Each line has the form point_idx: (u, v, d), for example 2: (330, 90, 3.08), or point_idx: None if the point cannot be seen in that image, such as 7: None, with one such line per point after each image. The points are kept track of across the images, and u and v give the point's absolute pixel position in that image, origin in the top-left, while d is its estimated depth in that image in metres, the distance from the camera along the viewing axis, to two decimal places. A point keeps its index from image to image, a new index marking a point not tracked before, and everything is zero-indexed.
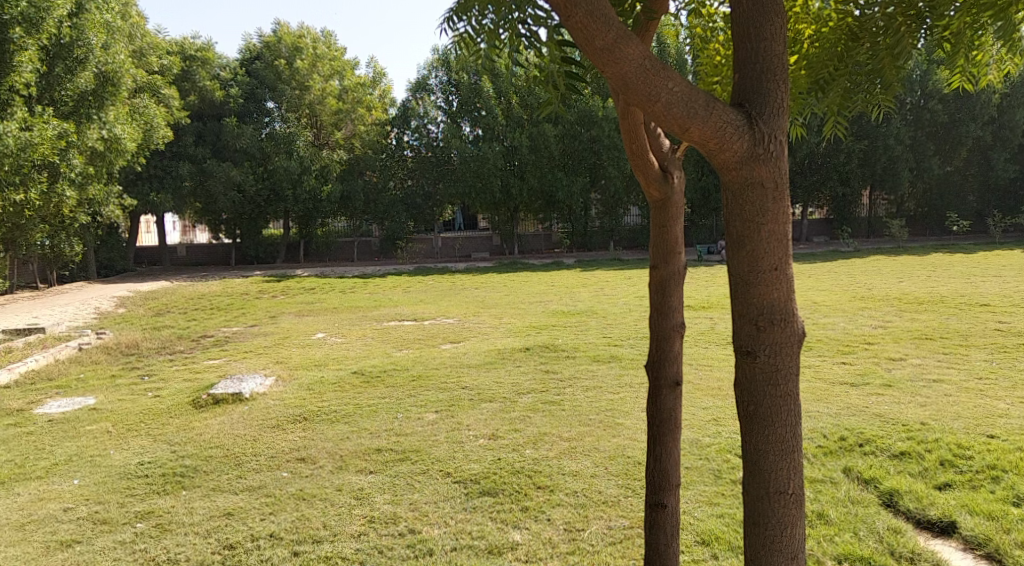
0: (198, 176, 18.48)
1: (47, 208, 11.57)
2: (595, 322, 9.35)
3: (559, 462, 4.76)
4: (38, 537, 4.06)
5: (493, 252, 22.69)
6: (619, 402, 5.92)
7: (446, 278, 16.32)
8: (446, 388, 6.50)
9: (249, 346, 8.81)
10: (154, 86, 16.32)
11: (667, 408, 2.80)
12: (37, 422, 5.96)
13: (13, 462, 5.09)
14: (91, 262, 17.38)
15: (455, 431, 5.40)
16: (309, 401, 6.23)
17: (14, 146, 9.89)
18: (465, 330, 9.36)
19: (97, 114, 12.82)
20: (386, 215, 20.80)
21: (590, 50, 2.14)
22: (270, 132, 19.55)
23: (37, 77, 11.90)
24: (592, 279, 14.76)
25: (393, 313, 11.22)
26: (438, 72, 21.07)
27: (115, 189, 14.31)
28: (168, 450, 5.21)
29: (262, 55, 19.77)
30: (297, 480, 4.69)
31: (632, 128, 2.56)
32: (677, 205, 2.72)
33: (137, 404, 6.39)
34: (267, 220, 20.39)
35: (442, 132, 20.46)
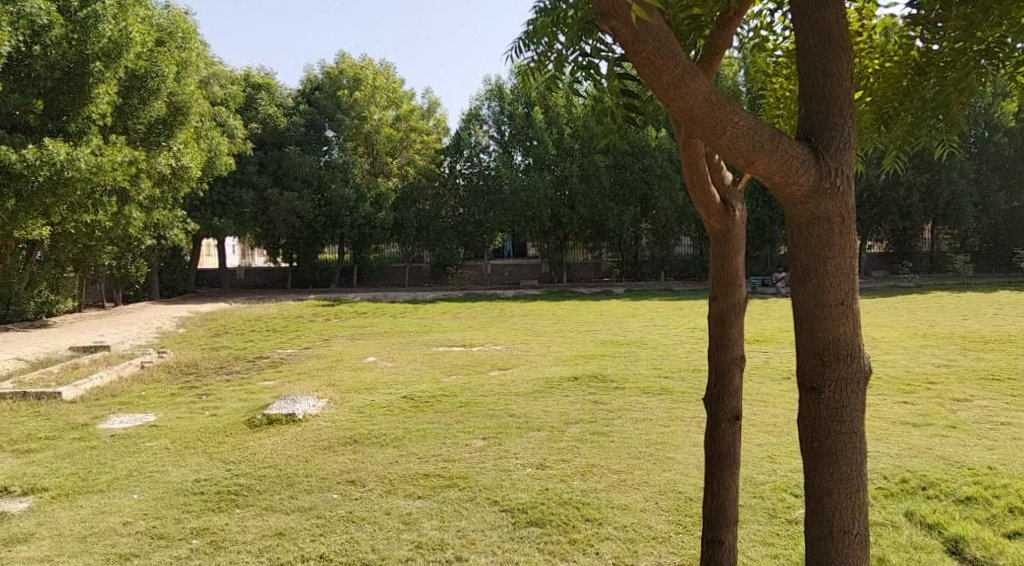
0: (259, 203, 19.11)
1: (116, 229, 12.44)
2: (645, 353, 9.29)
3: (607, 496, 4.70)
4: (98, 550, 4.15)
5: (542, 280, 22.70)
6: (669, 435, 5.84)
7: (495, 305, 16.45)
8: (494, 415, 6.51)
9: (304, 368, 8.97)
10: (219, 116, 17.05)
11: (727, 443, 2.76)
12: (100, 436, 6.15)
13: (78, 474, 5.25)
14: (154, 283, 17.94)
15: (502, 459, 5.39)
16: (359, 424, 6.30)
17: (86, 172, 10.65)
18: (513, 357, 9.37)
19: (167, 143, 13.45)
20: (437, 242, 21.17)
21: (656, 84, 2.16)
22: (329, 161, 20.16)
23: (113, 107, 12.50)
24: (643, 309, 14.68)
25: (442, 338, 11.29)
26: (490, 102, 21.37)
27: (180, 213, 14.86)
28: (223, 469, 5.31)
29: (324, 86, 20.51)
30: (347, 502, 4.73)
31: (693, 159, 2.55)
32: (738, 237, 2.71)
33: (194, 422, 6.55)
34: (323, 244, 20.96)
35: (493, 160, 20.71)
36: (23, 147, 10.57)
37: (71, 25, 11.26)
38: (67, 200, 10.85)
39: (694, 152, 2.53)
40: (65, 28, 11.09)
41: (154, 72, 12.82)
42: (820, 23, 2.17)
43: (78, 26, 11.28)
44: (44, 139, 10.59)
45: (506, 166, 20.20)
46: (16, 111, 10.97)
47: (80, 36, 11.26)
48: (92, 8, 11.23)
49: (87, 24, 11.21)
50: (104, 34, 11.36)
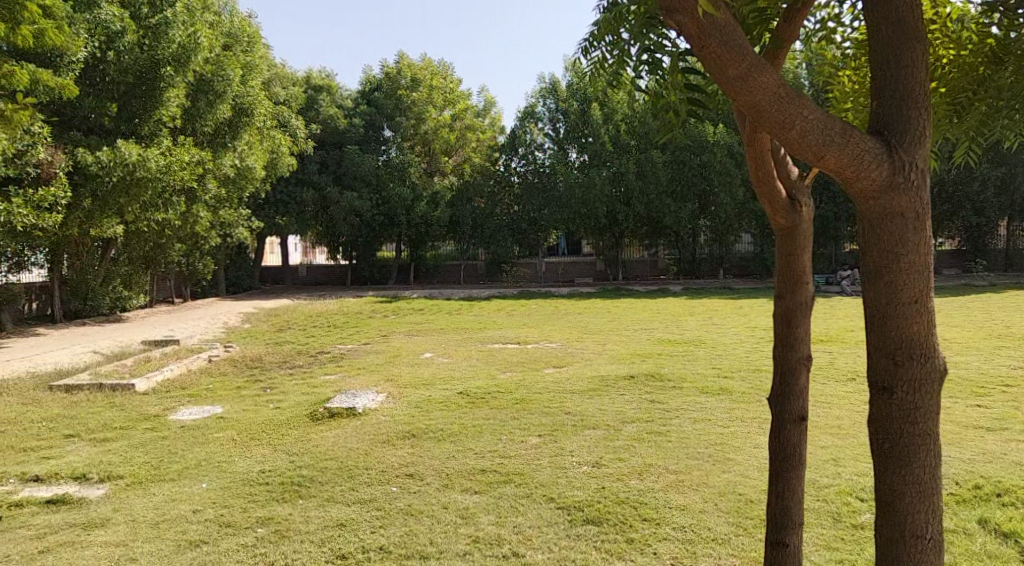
0: (320, 202, 19.50)
1: (185, 226, 12.98)
2: (703, 352, 9.17)
3: (665, 496, 4.67)
4: (169, 536, 4.30)
5: (597, 277, 22.59)
6: (729, 436, 5.76)
7: (551, 303, 16.46)
8: (550, 413, 6.51)
9: (363, 363, 9.12)
10: (282, 117, 17.50)
11: (792, 443, 2.72)
12: (171, 427, 6.37)
13: (150, 463, 5.45)
14: (220, 279, 18.50)
15: (558, 456, 5.40)
16: (417, 419, 6.38)
17: (156, 172, 11.12)
18: (568, 355, 9.36)
19: (233, 144, 13.87)
20: (492, 240, 21.27)
21: (723, 78, 2.14)
22: (387, 160, 20.47)
23: (182, 109, 12.95)
24: (702, 307, 14.49)
25: (497, 335, 11.34)
26: (547, 100, 21.35)
27: (245, 212, 15.31)
28: (286, 461, 5.44)
29: (382, 86, 20.79)
30: (406, 495, 4.80)
31: (759, 154, 2.52)
32: (806, 233, 2.65)
33: (259, 414, 6.73)
34: (381, 242, 21.30)
35: (549, 158, 20.71)
36: (98, 148, 11.08)
37: (143, 31, 11.77)
38: (139, 199, 11.34)
39: (760, 147, 2.49)
40: (137, 33, 11.55)
41: (221, 76, 13.23)
42: (894, 13, 2.11)
43: (149, 32, 11.74)
44: (118, 140, 11.07)
45: (562, 164, 20.22)
46: (91, 114, 11.46)
47: (152, 41, 11.73)
48: (163, 15, 11.71)
49: (158, 30, 11.82)
50: (174, 40, 11.84)
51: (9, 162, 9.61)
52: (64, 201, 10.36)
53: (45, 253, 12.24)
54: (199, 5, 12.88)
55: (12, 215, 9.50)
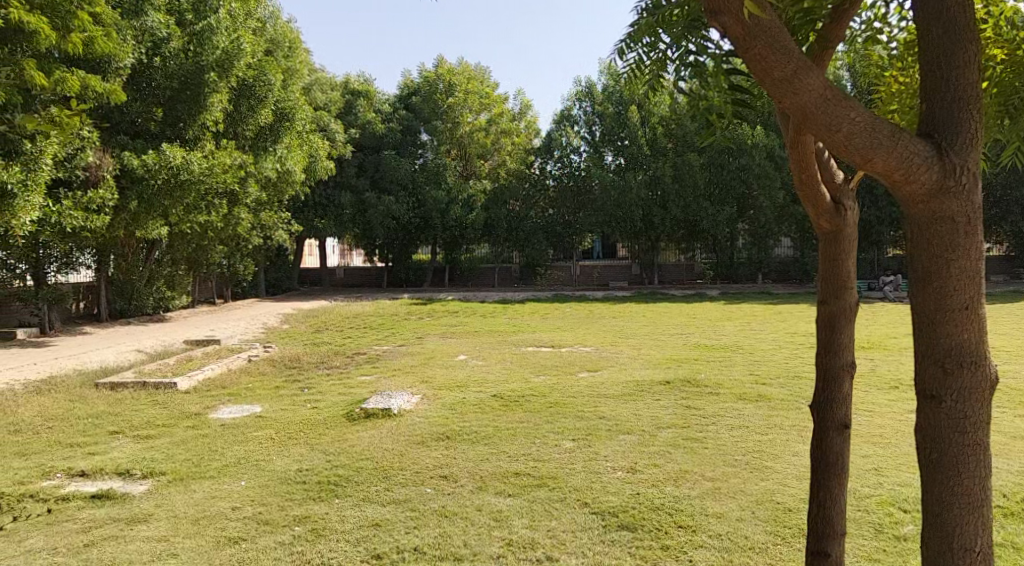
0: (358, 206, 19.70)
1: (226, 228, 13.25)
2: (740, 358, 9.06)
3: (702, 503, 4.62)
4: (210, 532, 4.36)
5: (632, 281, 22.48)
6: (767, 444, 5.68)
7: (585, 306, 16.41)
8: (584, 417, 6.49)
9: (398, 365, 9.18)
10: (322, 121, 17.75)
11: (835, 450, 2.67)
12: (212, 425, 6.48)
13: (191, 460, 5.54)
14: (260, 281, 18.80)
15: (592, 461, 5.38)
16: (452, 421, 6.40)
17: (199, 174, 11.31)
18: (603, 360, 9.32)
19: (274, 148, 14.09)
20: (526, 243, 21.26)
21: (768, 80, 2.11)
22: (423, 163, 20.62)
23: (225, 113, 13.20)
24: (740, 312, 14.31)
25: (531, 338, 11.33)
26: (583, 103, 21.33)
27: (285, 216, 15.52)
28: (323, 460, 5.49)
29: (420, 90, 20.96)
30: (440, 497, 4.81)
31: (803, 156, 2.48)
32: (850, 237, 2.61)
33: (297, 414, 6.81)
34: (416, 245, 21.47)
35: (584, 161, 20.65)
36: (144, 151, 11.33)
37: (187, 37, 12.02)
38: (182, 202, 11.57)
39: (804, 149, 2.46)
40: (182, 39, 11.83)
41: (263, 81, 13.48)
42: (946, 14, 2.06)
43: (194, 38, 12.00)
44: (162, 144, 11.30)
45: (598, 167, 20.15)
46: (137, 119, 11.73)
47: (196, 47, 11.99)
48: (208, 21, 11.97)
49: (203, 37, 12.00)
50: (218, 46, 12.10)
51: (59, 165, 9.89)
52: (111, 203, 10.61)
53: (91, 254, 12.56)
54: (242, 11, 13.14)
55: (62, 217, 9.73)
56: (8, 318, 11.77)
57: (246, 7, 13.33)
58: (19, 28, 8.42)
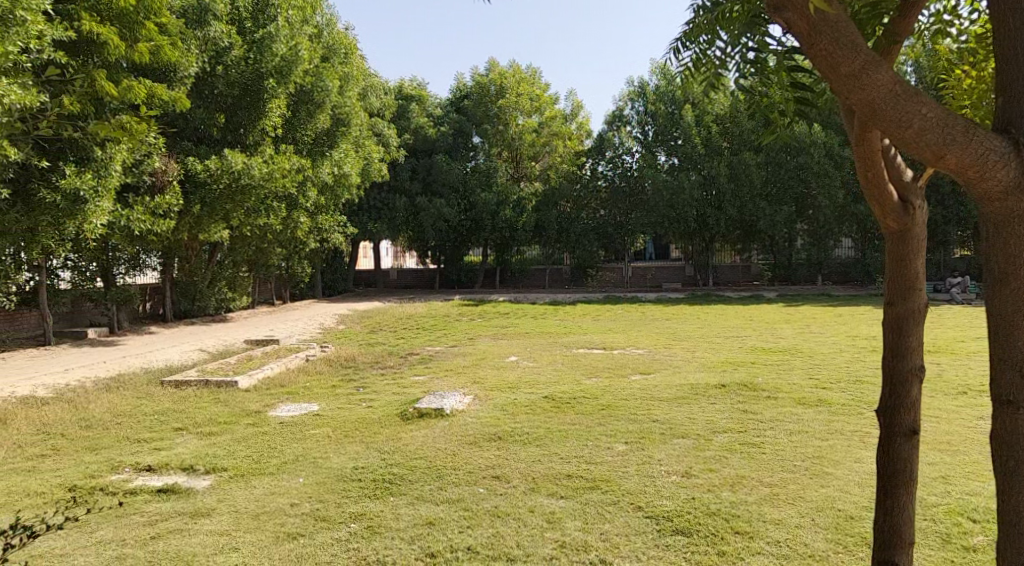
0: (411, 209, 19.97)
1: (285, 231, 13.58)
2: (800, 361, 8.87)
3: (759, 509, 4.53)
4: (270, 527, 4.45)
5: (686, 282, 22.20)
6: (828, 449, 5.55)
7: (637, 308, 16.30)
8: (638, 420, 6.43)
9: (450, 365, 9.24)
10: (376, 126, 18.06)
11: (903, 457, 2.59)
12: (271, 422, 6.63)
13: (251, 456, 5.67)
14: (317, 282, 19.21)
15: (646, 464, 5.32)
16: (504, 422, 6.41)
17: (259, 179, 11.60)
18: (656, 362, 9.22)
19: (331, 153, 14.39)
20: (578, 244, 21.19)
21: (833, 76, 2.08)
22: (475, 166, 20.78)
23: (284, 119, 13.58)
24: (798, 314, 14.03)
25: (583, 340, 11.29)
26: (635, 103, 21.17)
27: (341, 219, 15.78)
28: (378, 459, 5.55)
29: (471, 94, 21.16)
30: (493, 497, 4.82)
31: (869, 154, 2.41)
32: (919, 237, 2.53)
33: (353, 412, 6.91)
34: (468, 247, 21.67)
35: (637, 162, 20.45)
36: (206, 157, 11.67)
37: (248, 45, 12.35)
38: (243, 205, 11.90)
39: (871, 146, 2.40)
40: (243, 48, 12.15)
41: (320, 87, 13.81)
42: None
43: (254, 45, 12.34)
44: (224, 150, 11.61)
45: (650, 167, 19.98)
46: (200, 125, 12.10)
47: (256, 55, 12.32)
48: (268, 29, 12.31)
49: (262, 45, 12.33)
50: (276, 53, 12.44)
51: (128, 170, 10.25)
52: (176, 208, 10.94)
53: (157, 256, 12.98)
54: (299, 19, 13.44)
55: (131, 221, 10.05)
56: (80, 317, 12.23)
57: (304, 14, 13.63)
58: (92, 38, 8.82)
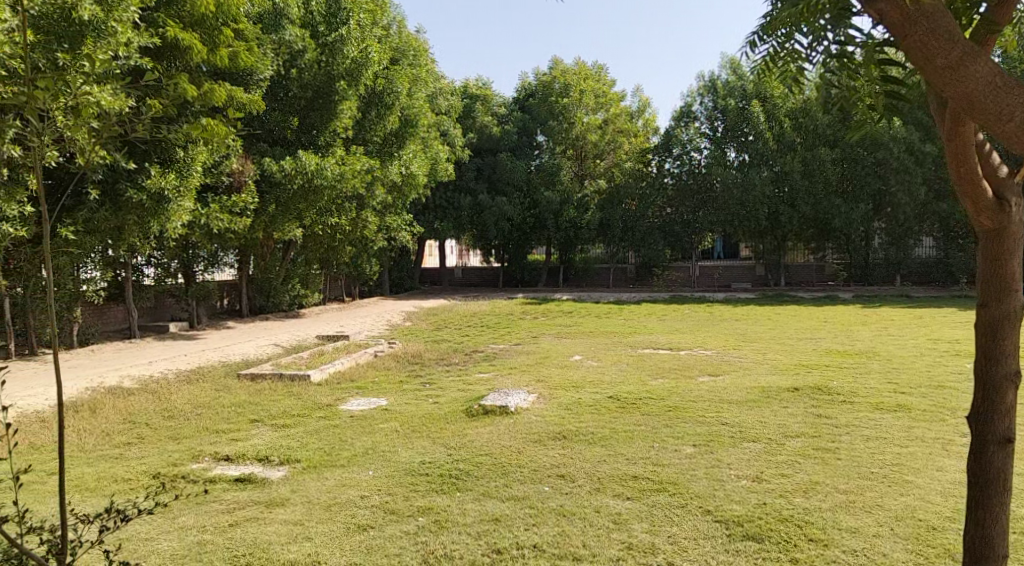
0: (476, 207, 20.17)
1: (354, 230, 13.89)
2: (877, 365, 8.57)
3: (834, 516, 4.40)
4: (340, 519, 4.53)
5: (756, 282, 21.68)
6: (907, 456, 5.35)
7: (704, 308, 16.07)
8: (706, 422, 6.32)
9: (515, 363, 9.26)
10: (442, 126, 18.30)
11: (996, 467, 2.49)
12: (342, 416, 6.76)
13: (323, 449, 5.79)
14: (384, 280, 19.54)
15: (715, 468, 5.22)
16: (568, 421, 6.39)
17: (332, 180, 11.89)
18: (726, 364, 9.05)
19: (398, 153, 14.62)
20: (643, 243, 20.97)
21: (930, 68, 2.10)
22: (539, 165, 20.80)
23: (354, 121, 13.92)
24: (874, 316, 13.59)
25: (649, 340, 11.16)
26: (703, 98, 20.77)
27: (409, 217, 16.03)
28: (445, 454, 5.60)
29: (536, 92, 21.23)
30: (558, 496, 4.81)
31: (961, 150, 2.32)
32: (1015, 236, 2.41)
33: (421, 408, 6.99)
34: (532, 245, 21.77)
35: (706, 158, 20.09)
36: (281, 157, 12.01)
37: (320, 48, 12.68)
38: (315, 205, 12.19)
39: (964, 140, 2.30)
40: (316, 51, 12.50)
41: (390, 90, 14.07)
42: None
43: (326, 48, 12.63)
44: (299, 151, 11.91)
45: (719, 164, 19.61)
46: (276, 128, 12.48)
47: (328, 57, 12.61)
48: (340, 32, 12.61)
49: (334, 47, 12.62)
50: (348, 56, 12.71)
51: (207, 171, 10.63)
52: (252, 207, 11.29)
53: (234, 253, 13.41)
54: (370, 21, 13.68)
55: (209, 219, 10.40)
56: (163, 312, 12.75)
57: (374, 17, 13.90)
58: (176, 45, 9.20)
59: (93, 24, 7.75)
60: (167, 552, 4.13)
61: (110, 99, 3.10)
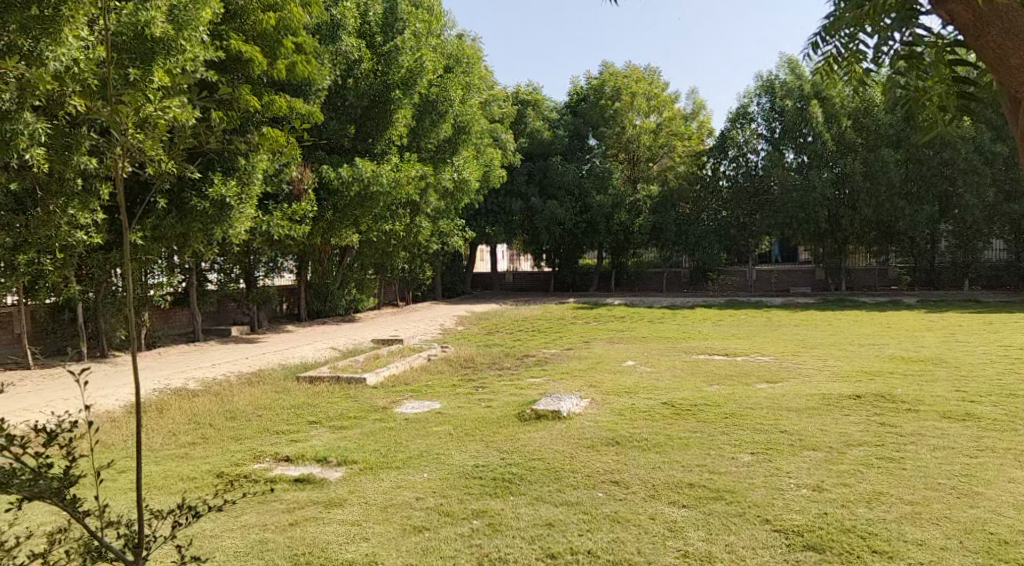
0: (527, 212, 20.25)
1: (407, 235, 14.16)
2: (945, 372, 8.29)
3: (899, 528, 4.27)
4: (397, 519, 4.58)
5: (816, 287, 21.21)
6: (977, 467, 5.16)
7: (761, 312, 15.78)
8: (764, 429, 6.21)
9: (567, 368, 9.24)
10: (495, 132, 18.43)
11: None
12: (396, 418, 6.84)
13: (379, 451, 5.87)
14: (437, 284, 19.72)
15: (774, 476, 5.12)
16: (622, 426, 6.34)
17: (387, 186, 12.09)
18: (784, 370, 8.87)
19: (451, 160, 14.77)
20: (697, 246, 20.68)
21: (1003, 69, 2.26)
22: (591, 168, 20.74)
23: (410, 129, 14.09)
24: (940, 322, 13.14)
25: (703, 346, 11.01)
26: (760, 99, 20.40)
27: (461, 222, 16.16)
28: (498, 458, 5.62)
29: (589, 97, 21.15)
30: (612, 502, 4.78)
31: None
32: None
33: (473, 411, 7.03)
34: (584, 250, 21.74)
35: (762, 160, 19.71)
36: (339, 165, 12.23)
37: (377, 58, 12.92)
38: (372, 212, 12.41)
39: None
40: (372, 60, 12.75)
41: (445, 98, 14.23)
42: None
43: (382, 58, 12.89)
44: (356, 158, 12.15)
45: (777, 166, 19.27)
46: (334, 136, 12.74)
47: (384, 67, 12.84)
48: (395, 42, 12.83)
49: (389, 57, 12.84)
50: (403, 65, 12.90)
51: (268, 179, 10.87)
52: (311, 214, 11.52)
53: (294, 259, 13.70)
54: (425, 30, 13.88)
55: (271, 226, 10.62)
56: (225, 316, 13.12)
57: (429, 27, 14.10)
58: (238, 57, 9.51)
59: (164, 41, 7.97)
60: (230, 549, 4.24)
61: (182, 115, 3.21)
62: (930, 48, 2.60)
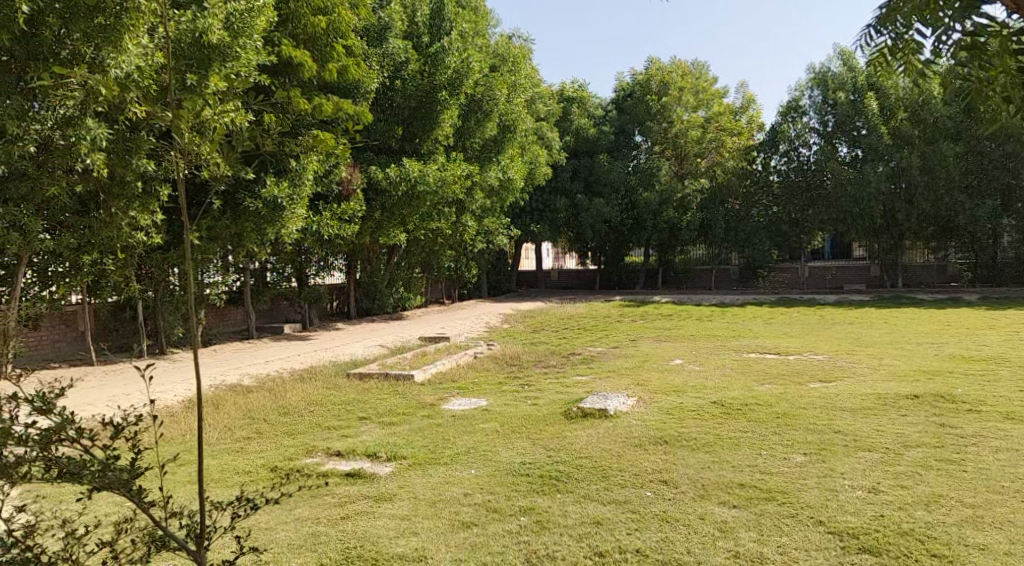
0: (572, 209, 20.20)
1: (454, 234, 14.31)
2: (1007, 372, 8.02)
3: (960, 531, 4.15)
4: (445, 515, 4.62)
5: (870, 284, 20.70)
6: None
7: (813, 310, 15.47)
8: (817, 430, 6.09)
9: (614, 366, 9.19)
10: (540, 130, 18.43)
11: None
12: (443, 415, 6.88)
13: (427, 447, 5.92)
14: (483, 282, 19.80)
15: (827, 478, 5.02)
16: (670, 426, 6.28)
17: (434, 185, 12.22)
18: (837, 369, 8.67)
19: (497, 159, 14.83)
20: (747, 243, 20.36)
21: None
22: (637, 165, 20.60)
23: (456, 129, 14.18)
24: (1002, 319, 12.73)
25: (753, 344, 10.84)
26: (812, 91, 19.97)
27: (506, 221, 16.20)
28: (545, 455, 5.62)
29: (635, 92, 20.89)
30: (661, 501, 4.74)
31: None
32: None
33: (520, 409, 7.04)
34: (630, 247, 21.63)
35: (815, 155, 19.39)
36: (387, 165, 12.37)
37: (423, 59, 13.01)
38: (419, 210, 12.54)
39: None
40: (419, 61, 12.85)
41: (490, 97, 14.27)
42: None
43: (428, 59, 12.97)
44: (403, 158, 12.29)
45: (830, 160, 18.88)
46: (381, 136, 12.89)
47: (430, 67, 12.92)
48: (441, 43, 12.92)
49: (436, 57, 12.93)
50: (449, 65, 12.97)
51: (318, 180, 11.01)
52: (360, 214, 11.68)
53: (343, 259, 13.89)
54: (470, 30, 13.95)
55: (321, 226, 10.81)
56: (277, 313, 13.37)
57: (474, 27, 14.18)
58: (289, 61, 9.70)
59: (220, 47, 8.15)
60: (284, 541, 4.33)
61: (238, 118, 3.27)
62: (992, 38, 2.54)
